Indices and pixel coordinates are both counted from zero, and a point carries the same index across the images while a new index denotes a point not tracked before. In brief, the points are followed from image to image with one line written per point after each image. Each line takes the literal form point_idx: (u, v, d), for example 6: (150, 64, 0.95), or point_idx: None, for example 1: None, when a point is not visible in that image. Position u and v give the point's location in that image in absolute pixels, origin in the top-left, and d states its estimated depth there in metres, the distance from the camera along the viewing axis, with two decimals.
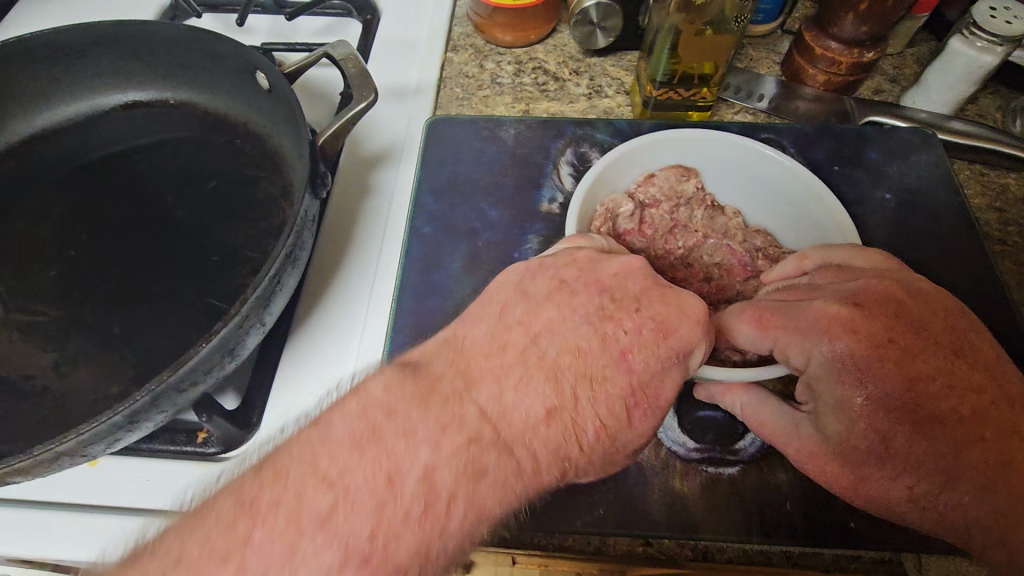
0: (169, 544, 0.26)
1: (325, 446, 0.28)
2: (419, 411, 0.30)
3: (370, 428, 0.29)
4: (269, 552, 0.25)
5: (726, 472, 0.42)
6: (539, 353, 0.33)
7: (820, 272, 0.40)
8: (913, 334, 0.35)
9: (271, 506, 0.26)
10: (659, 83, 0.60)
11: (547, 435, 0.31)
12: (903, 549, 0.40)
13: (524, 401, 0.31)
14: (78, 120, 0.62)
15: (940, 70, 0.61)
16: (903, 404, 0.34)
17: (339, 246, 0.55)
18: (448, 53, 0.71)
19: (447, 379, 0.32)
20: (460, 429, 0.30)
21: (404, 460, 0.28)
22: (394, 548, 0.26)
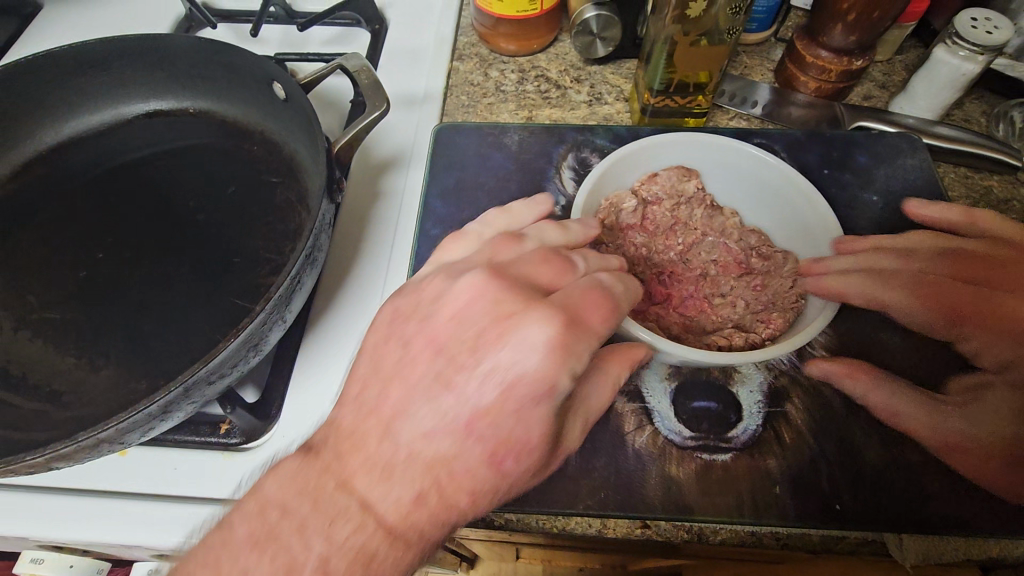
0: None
1: (227, 546, 0.31)
2: (314, 500, 0.32)
3: (269, 527, 0.31)
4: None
5: (720, 459, 0.44)
6: (400, 432, 0.32)
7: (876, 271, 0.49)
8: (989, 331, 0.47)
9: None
10: (656, 91, 0.62)
11: (419, 518, 0.31)
12: (885, 529, 0.42)
13: (388, 491, 0.32)
14: (101, 128, 0.65)
15: (926, 77, 0.64)
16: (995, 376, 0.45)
17: (349, 249, 0.58)
18: (453, 62, 0.74)
19: (331, 449, 0.33)
20: (346, 516, 0.31)
21: (299, 554, 0.30)
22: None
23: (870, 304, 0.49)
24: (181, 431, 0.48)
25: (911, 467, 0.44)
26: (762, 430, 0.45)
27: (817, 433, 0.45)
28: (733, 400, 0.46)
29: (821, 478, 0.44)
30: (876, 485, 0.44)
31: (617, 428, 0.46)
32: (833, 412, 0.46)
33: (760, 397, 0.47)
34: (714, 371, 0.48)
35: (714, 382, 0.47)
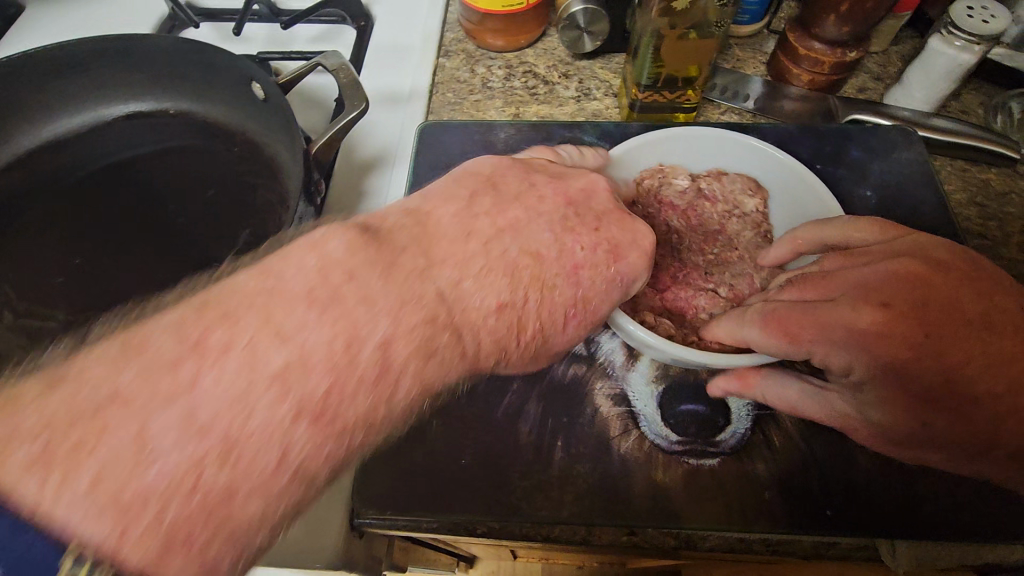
0: (100, 369, 0.25)
1: (273, 297, 0.29)
2: (381, 280, 0.32)
3: (331, 289, 0.30)
4: (224, 394, 0.26)
5: (707, 464, 0.43)
6: (498, 250, 0.36)
7: (830, 258, 0.45)
8: (938, 320, 0.38)
9: (219, 349, 0.27)
10: (644, 86, 0.61)
11: (494, 324, 0.35)
12: (878, 534, 0.41)
13: (479, 293, 0.35)
14: (82, 131, 0.64)
15: (922, 68, 0.62)
16: (959, 394, 0.37)
17: (359, 165, 0.62)
18: (440, 58, 0.72)
19: (409, 251, 0.34)
20: (419, 307, 0.32)
21: (362, 328, 0.30)
22: (345, 409, 0.28)
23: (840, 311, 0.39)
24: None
25: (905, 472, 0.43)
26: (752, 434, 0.44)
27: (808, 436, 0.44)
28: (720, 403, 0.45)
29: (811, 482, 0.43)
30: (866, 489, 0.43)
31: (603, 432, 0.45)
32: None
33: (748, 400, 0.46)
34: (702, 374, 0.47)
35: (702, 384, 0.46)
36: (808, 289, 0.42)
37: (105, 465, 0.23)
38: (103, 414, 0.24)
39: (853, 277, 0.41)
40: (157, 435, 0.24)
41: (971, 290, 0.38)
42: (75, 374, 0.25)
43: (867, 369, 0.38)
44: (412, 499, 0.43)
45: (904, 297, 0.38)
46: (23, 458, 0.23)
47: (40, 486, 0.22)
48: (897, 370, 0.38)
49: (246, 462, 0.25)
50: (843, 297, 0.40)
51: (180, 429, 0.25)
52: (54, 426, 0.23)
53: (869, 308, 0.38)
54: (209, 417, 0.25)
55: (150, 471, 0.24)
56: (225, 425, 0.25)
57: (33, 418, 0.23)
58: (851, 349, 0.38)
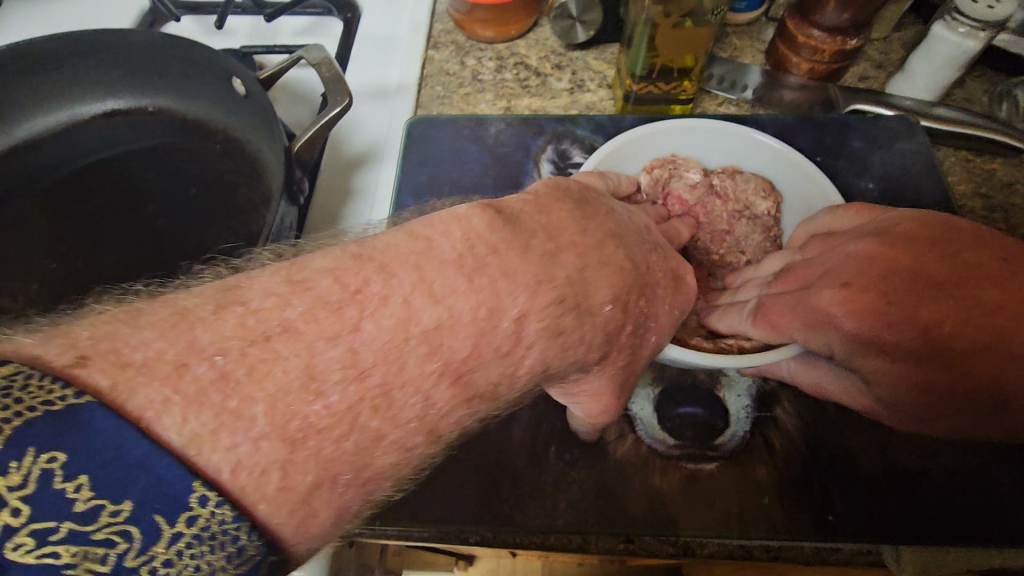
0: (269, 302, 0.25)
1: (427, 258, 0.28)
2: (518, 258, 0.29)
3: (476, 258, 0.28)
4: (379, 344, 0.26)
5: (705, 468, 0.42)
6: (611, 253, 0.32)
7: (813, 244, 0.46)
8: (898, 285, 0.39)
9: (379, 298, 0.26)
10: (638, 77, 0.59)
11: (610, 316, 0.31)
12: (879, 538, 0.40)
13: (603, 285, 0.31)
14: (56, 130, 0.61)
15: (924, 55, 0.60)
16: (934, 353, 0.38)
17: (345, 179, 0.60)
18: (429, 50, 0.70)
19: (538, 236, 0.31)
20: (551, 286, 0.29)
21: (503, 299, 0.28)
22: (479, 377, 0.28)
23: (813, 299, 0.41)
24: None
25: (909, 475, 0.42)
26: (751, 437, 0.43)
27: (809, 438, 0.43)
28: (719, 405, 0.44)
29: (812, 485, 0.42)
30: (866, 492, 0.42)
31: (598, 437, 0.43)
32: (824, 414, 0.44)
33: (747, 401, 0.44)
34: (700, 375, 0.45)
35: (700, 387, 0.45)
36: (790, 282, 0.44)
37: (273, 399, 0.23)
38: (271, 344, 0.24)
39: (825, 263, 0.43)
40: (322, 373, 0.24)
41: (930, 255, 0.39)
42: (243, 300, 0.25)
43: (839, 344, 0.39)
44: (403, 509, 0.42)
45: (863, 273, 0.40)
46: (200, 373, 0.23)
47: (212, 404, 0.22)
48: (869, 336, 0.39)
49: (395, 409, 0.26)
50: (815, 284, 0.42)
51: (342, 365, 0.25)
52: (228, 345, 0.23)
53: (828, 289, 0.40)
54: (367, 359, 0.25)
55: (316, 404, 0.24)
56: (380, 375, 0.25)
57: (204, 335, 0.23)
58: (821, 331, 0.40)
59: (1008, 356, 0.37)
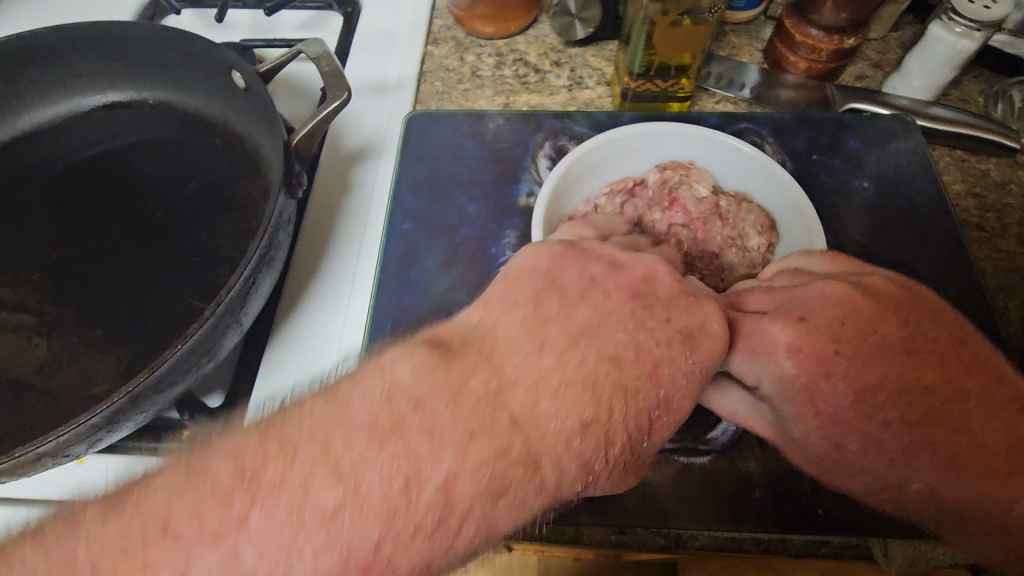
0: (157, 501, 0.25)
1: (340, 426, 0.27)
2: (446, 411, 0.28)
3: (392, 419, 0.27)
4: (268, 538, 0.24)
5: (698, 461, 0.43)
6: (575, 365, 0.31)
7: (780, 277, 0.43)
8: (860, 338, 0.36)
9: (276, 483, 0.25)
10: (636, 75, 0.59)
11: (577, 448, 0.29)
12: (868, 532, 0.41)
13: (559, 412, 0.29)
14: (59, 121, 0.62)
15: (920, 55, 0.61)
16: (883, 416, 0.35)
17: (332, 200, 0.58)
18: (428, 46, 0.71)
19: (479, 372, 0.30)
20: (488, 439, 0.28)
21: (423, 466, 0.26)
22: (398, 562, 0.25)
23: (766, 324, 0.37)
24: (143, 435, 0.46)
25: None
26: (743, 432, 0.43)
27: None
28: None
29: (802, 479, 0.42)
30: None
31: None
32: None
33: None
34: None
35: None
36: (760, 302, 0.40)
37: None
38: (150, 547, 0.24)
39: (786, 295, 0.39)
40: (199, 572, 0.24)
41: (894, 323, 0.37)
42: (143, 502, 0.25)
43: (781, 377, 0.36)
44: None
45: (823, 311, 0.37)
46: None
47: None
48: (807, 378, 0.36)
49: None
50: (772, 311, 0.38)
51: (219, 571, 0.24)
52: (110, 556, 0.24)
53: (780, 321, 0.37)
54: (250, 565, 0.24)
55: None
56: (264, 571, 0.24)
57: (112, 530, 0.25)
58: (762, 358, 0.37)
59: (969, 443, 0.34)
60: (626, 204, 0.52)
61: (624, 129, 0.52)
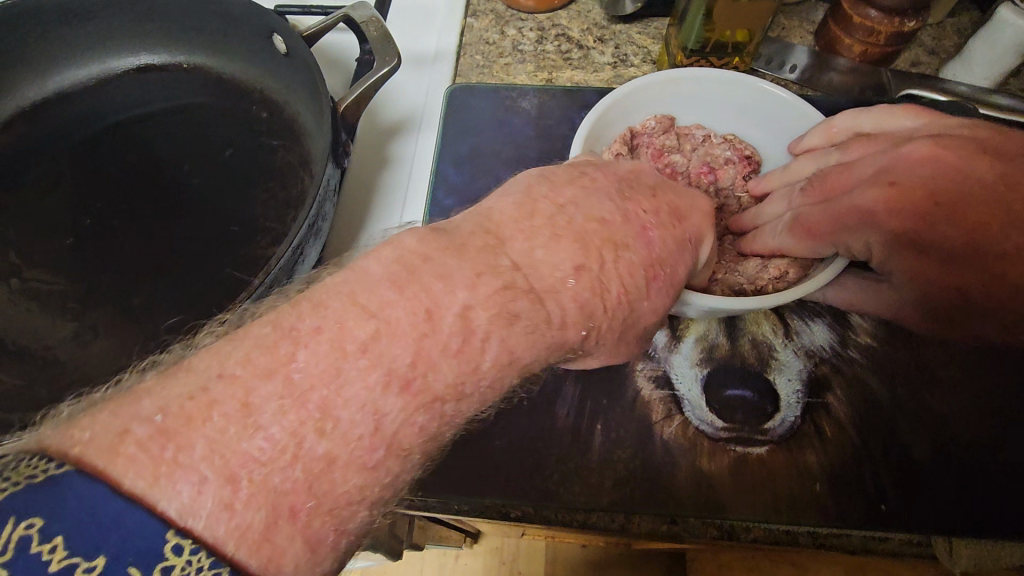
0: (206, 361, 0.24)
1: (358, 283, 0.26)
2: (455, 258, 0.28)
3: (409, 269, 0.27)
4: (317, 367, 0.24)
5: (756, 452, 0.41)
6: (567, 220, 0.31)
7: (850, 142, 0.44)
8: (954, 190, 0.39)
9: (313, 331, 0.24)
10: (689, 51, 0.57)
11: (577, 288, 0.30)
12: (933, 530, 0.40)
13: (554, 256, 0.30)
14: (90, 84, 0.60)
15: (985, 41, 0.58)
16: (977, 258, 0.40)
17: (371, 175, 0.56)
18: (468, 18, 0.68)
19: (477, 236, 0.30)
20: (495, 275, 0.28)
21: (442, 297, 0.26)
22: (434, 380, 0.25)
23: (863, 182, 0.40)
24: None
25: (964, 466, 0.41)
26: (802, 423, 0.42)
27: (862, 425, 0.42)
28: (769, 389, 0.43)
29: (863, 474, 0.41)
30: (921, 485, 0.41)
31: (644, 418, 0.42)
32: (878, 403, 0.43)
33: (799, 387, 0.43)
34: (750, 358, 0.44)
35: (749, 368, 0.44)
36: (824, 191, 0.42)
37: (214, 441, 0.22)
38: (208, 390, 0.23)
39: (868, 162, 0.41)
40: (260, 408, 0.23)
41: (976, 155, 0.40)
42: (191, 368, 0.23)
43: (878, 244, 0.39)
44: (444, 483, 0.41)
45: (907, 172, 0.39)
46: (140, 434, 0.21)
47: (156, 454, 0.21)
48: (915, 238, 0.39)
49: (343, 428, 0.23)
50: (845, 189, 0.41)
51: (279, 397, 0.23)
52: (167, 403, 0.22)
53: (876, 187, 0.39)
54: (304, 388, 0.23)
55: (256, 439, 0.22)
56: (322, 391, 0.23)
57: (149, 400, 0.22)
58: (864, 230, 0.39)
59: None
60: (730, 159, 0.50)
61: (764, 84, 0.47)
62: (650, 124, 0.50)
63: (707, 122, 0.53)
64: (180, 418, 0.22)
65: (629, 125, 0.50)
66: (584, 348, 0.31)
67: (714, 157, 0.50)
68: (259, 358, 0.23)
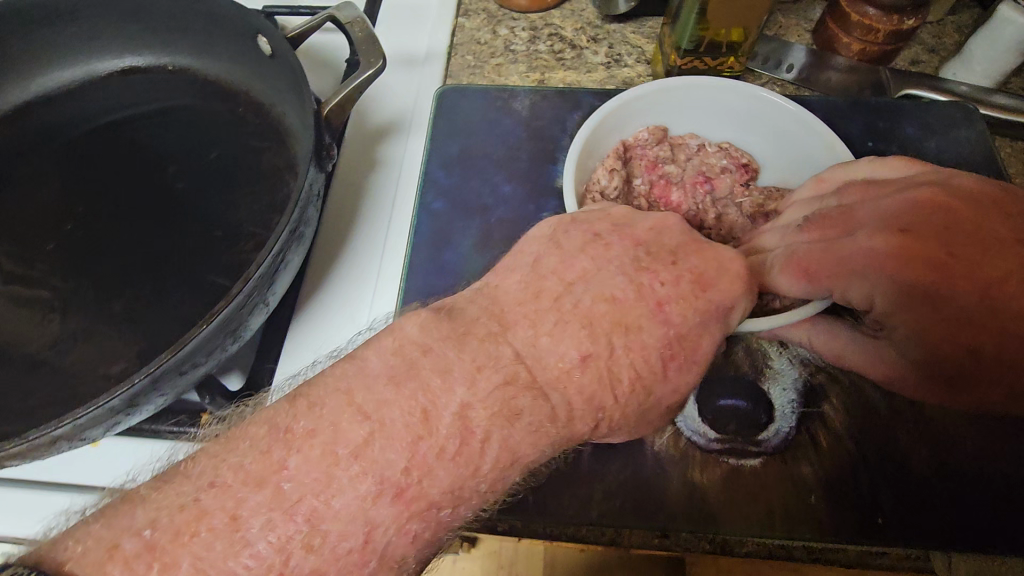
0: (202, 468, 0.25)
1: (358, 379, 0.27)
2: (455, 352, 0.28)
3: (408, 364, 0.28)
4: (308, 477, 0.25)
5: (749, 464, 0.40)
6: (572, 303, 0.31)
7: (847, 189, 0.39)
8: (967, 242, 0.36)
9: (305, 436, 0.25)
10: (683, 51, 0.56)
11: (582, 381, 0.30)
12: (931, 543, 0.38)
13: (557, 347, 0.30)
14: (74, 86, 0.59)
15: (986, 38, 0.57)
16: (988, 313, 0.36)
17: (357, 176, 0.55)
18: (459, 18, 0.67)
19: (480, 324, 0.30)
20: (495, 369, 0.28)
21: (439, 399, 0.27)
22: (430, 487, 0.26)
23: (873, 231, 0.36)
24: (159, 419, 0.44)
25: (963, 478, 0.40)
26: (797, 433, 0.41)
27: (858, 435, 0.41)
28: (764, 399, 0.42)
29: (859, 486, 0.40)
30: (918, 496, 0.40)
31: None
32: (875, 412, 0.42)
33: (794, 396, 0.42)
34: (743, 366, 0.43)
35: (743, 378, 0.42)
36: (823, 231, 0.37)
37: (198, 556, 0.23)
38: (198, 501, 0.24)
39: (870, 209, 0.37)
40: (247, 520, 0.24)
41: (992, 211, 0.37)
42: (185, 475, 0.25)
43: (881, 296, 0.35)
44: None
45: (919, 221, 0.36)
46: (128, 549, 0.23)
47: (137, 574, 0.23)
48: (919, 288, 0.35)
49: (331, 544, 0.24)
50: (851, 233, 0.36)
51: (266, 510, 0.24)
52: (158, 517, 0.24)
53: (879, 234, 0.36)
54: (294, 496, 0.24)
55: (243, 556, 0.23)
56: (310, 504, 0.24)
57: (142, 513, 0.24)
58: (865, 277, 0.35)
59: None
60: (726, 168, 0.49)
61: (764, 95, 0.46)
62: (643, 136, 0.49)
63: (703, 130, 0.52)
64: (169, 533, 0.23)
65: (622, 137, 0.49)
66: (592, 437, 0.32)
67: (710, 166, 0.49)
68: (254, 464, 0.25)
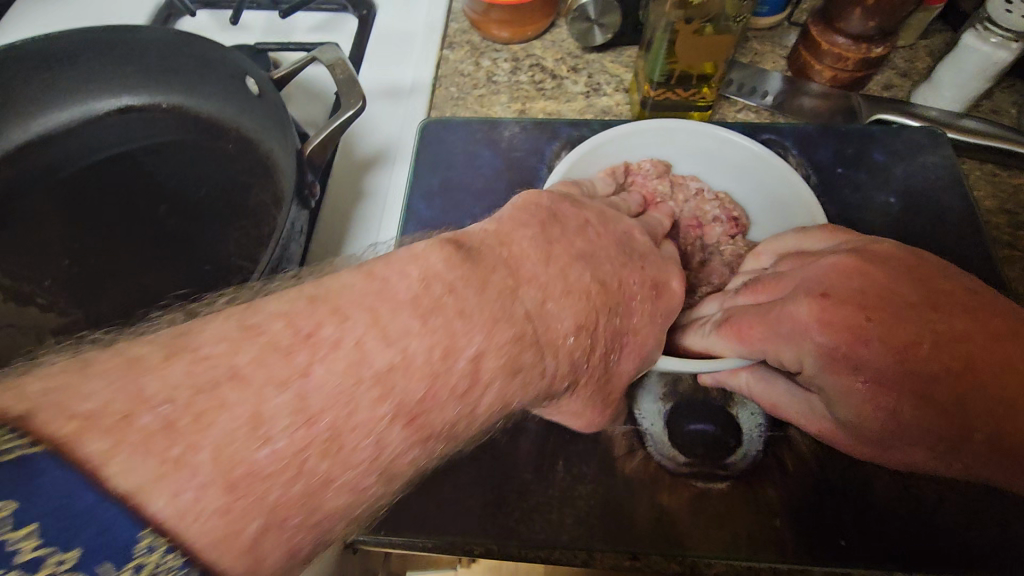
0: (219, 347, 0.24)
1: (384, 298, 0.27)
2: (477, 297, 0.29)
3: (433, 299, 0.27)
4: (332, 390, 0.24)
5: (716, 487, 0.41)
6: (576, 276, 0.33)
7: (784, 262, 0.40)
8: (888, 303, 0.34)
9: (333, 343, 0.25)
10: (656, 83, 0.58)
11: (572, 345, 0.31)
12: (892, 565, 0.39)
13: (563, 312, 0.31)
14: (73, 125, 0.62)
15: (952, 67, 0.59)
16: (907, 377, 0.33)
17: (343, 211, 0.57)
18: (444, 50, 0.69)
19: (499, 271, 0.30)
20: (509, 323, 0.29)
21: (459, 339, 0.27)
22: (436, 418, 0.26)
23: (794, 299, 0.36)
24: None
25: (922, 501, 0.41)
26: (763, 457, 0.42)
27: (822, 459, 0.42)
28: (731, 423, 0.43)
29: (823, 507, 0.41)
30: (884, 528, 0.41)
31: (606, 451, 0.43)
32: None
33: (761, 420, 0.43)
34: (712, 392, 0.45)
35: (712, 403, 0.44)
36: (757, 295, 0.40)
37: (221, 443, 0.22)
38: (220, 389, 0.23)
39: (800, 275, 0.37)
40: (270, 418, 0.23)
41: (911, 274, 0.35)
42: (191, 346, 0.24)
43: (811, 359, 0.35)
44: (408, 520, 0.42)
45: (841, 283, 0.35)
46: (146, 424, 0.21)
47: (160, 452, 0.21)
48: (840, 352, 0.34)
49: (345, 455, 0.24)
50: (785, 296, 0.37)
51: (290, 411, 0.23)
52: (177, 394, 0.22)
53: (803, 299, 0.35)
54: (318, 405, 0.24)
55: (263, 450, 0.22)
56: (331, 418, 0.24)
57: (154, 382, 0.22)
58: (793, 342, 0.35)
59: (997, 426, 0.31)
60: (718, 218, 0.50)
61: (762, 150, 0.47)
62: (645, 166, 0.50)
63: (704, 173, 0.52)
64: (189, 413, 0.22)
65: (628, 159, 0.51)
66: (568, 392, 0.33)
67: (703, 213, 0.50)
68: (278, 364, 0.24)
